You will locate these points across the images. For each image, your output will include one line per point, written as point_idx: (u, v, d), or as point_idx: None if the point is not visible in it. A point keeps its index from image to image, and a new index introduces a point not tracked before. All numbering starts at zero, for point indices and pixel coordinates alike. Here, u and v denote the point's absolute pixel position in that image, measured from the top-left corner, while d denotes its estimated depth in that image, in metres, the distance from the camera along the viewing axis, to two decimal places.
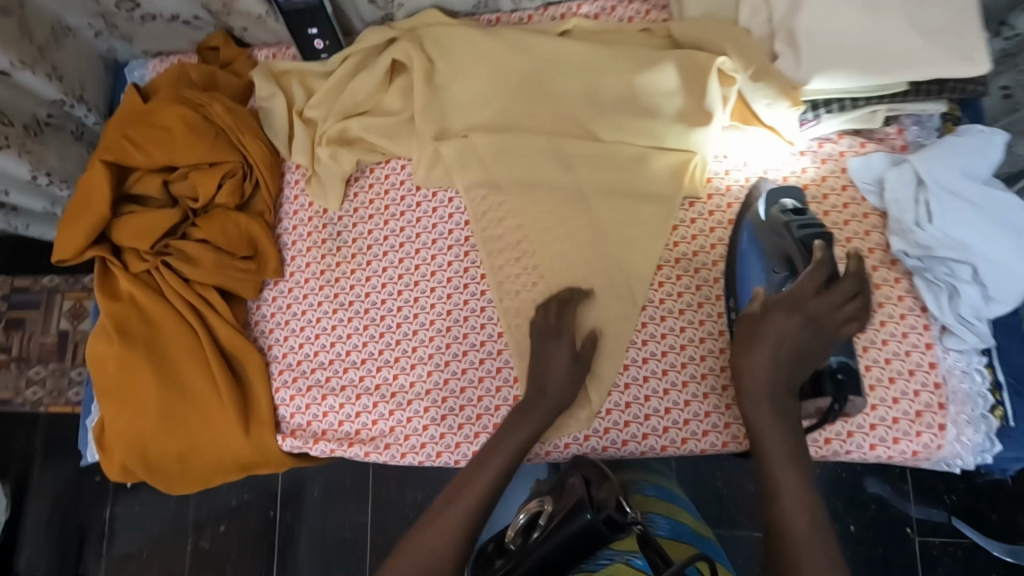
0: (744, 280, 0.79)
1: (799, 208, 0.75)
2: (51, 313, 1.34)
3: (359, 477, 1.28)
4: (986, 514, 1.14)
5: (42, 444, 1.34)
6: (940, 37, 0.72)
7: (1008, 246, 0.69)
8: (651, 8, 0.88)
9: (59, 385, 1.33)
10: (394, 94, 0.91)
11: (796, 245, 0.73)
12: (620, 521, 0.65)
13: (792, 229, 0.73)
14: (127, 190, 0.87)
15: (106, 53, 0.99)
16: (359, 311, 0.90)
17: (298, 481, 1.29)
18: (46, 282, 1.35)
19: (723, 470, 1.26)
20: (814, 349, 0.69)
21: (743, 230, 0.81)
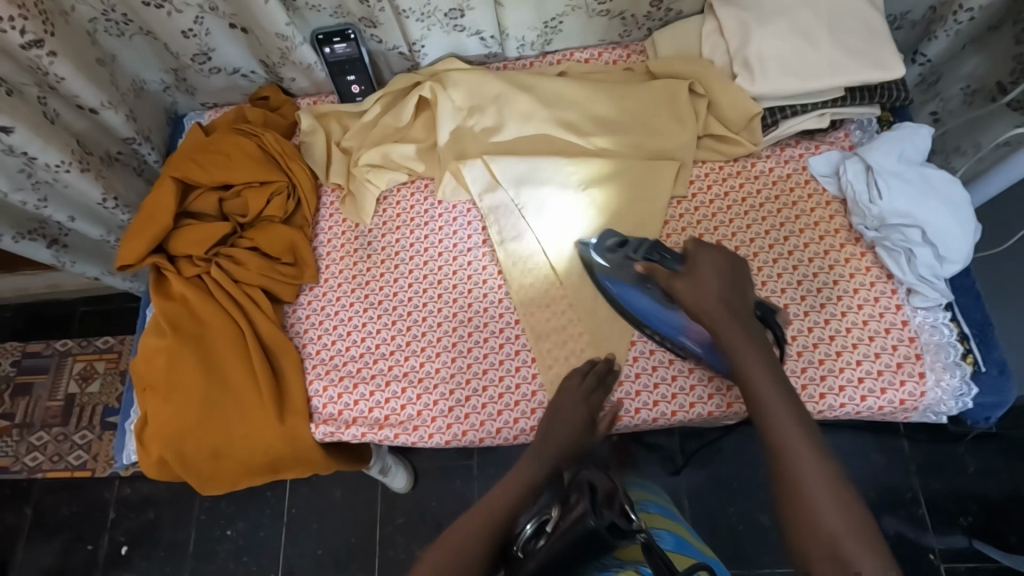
0: (644, 312, 0.91)
1: (620, 239, 0.93)
2: (62, 374, 1.62)
3: (363, 534, 1.42)
4: (1004, 535, 1.20)
5: (43, 514, 1.51)
6: (863, 55, 0.89)
7: (948, 213, 0.82)
8: (631, 53, 1.07)
9: (59, 448, 1.55)
10: (420, 126, 1.07)
11: (644, 261, 0.89)
12: (625, 528, 0.66)
13: (635, 256, 0.89)
14: (187, 208, 1.00)
15: (170, 105, 1.16)
16: (387, 309, 0.99)
17: (302, 543, 1.42)
18: (59, 347, 1.64)
19: (739, 504, 1.31)
20: (742, 303, 0.83)
21: (603, 283, 0.93)
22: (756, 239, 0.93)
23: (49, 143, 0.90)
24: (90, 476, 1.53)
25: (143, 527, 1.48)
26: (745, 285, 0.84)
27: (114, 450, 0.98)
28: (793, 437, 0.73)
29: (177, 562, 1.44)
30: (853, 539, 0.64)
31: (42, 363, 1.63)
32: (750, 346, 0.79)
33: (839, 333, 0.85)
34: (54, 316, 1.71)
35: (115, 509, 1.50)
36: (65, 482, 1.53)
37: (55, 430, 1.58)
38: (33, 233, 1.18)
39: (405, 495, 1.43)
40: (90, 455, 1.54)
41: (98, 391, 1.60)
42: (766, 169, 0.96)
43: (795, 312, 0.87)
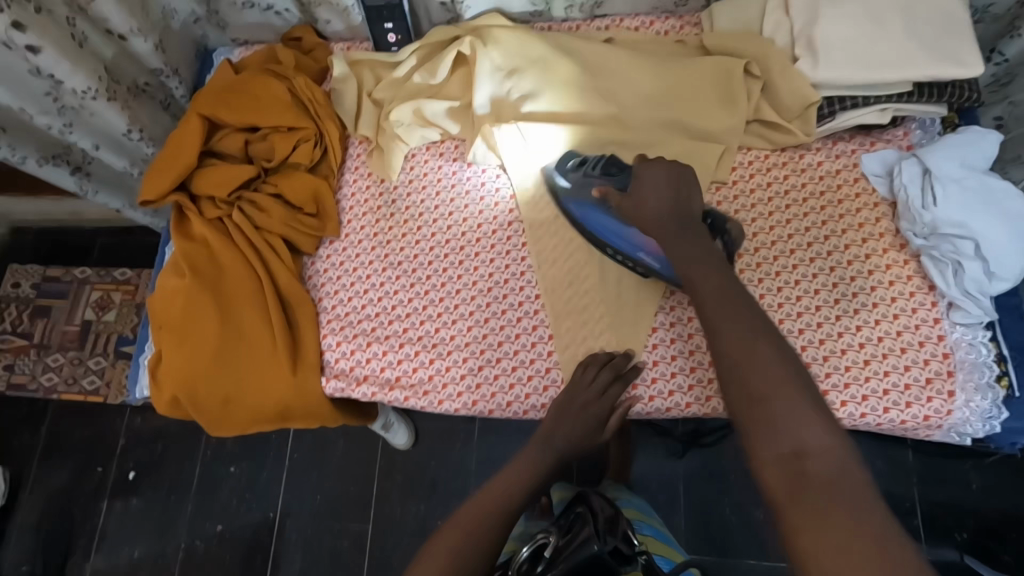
0: (603, 231, 0.91)
1: (579, 160, 0.94)
2: (79, 301, 1.64)
3: (362, 485, 1.45)
4: (999, 554, 1.19)
5: (57, 433, 1.56)
6: (938, 50, 0.83)
7: (1005, 227, 0.77)
8: (684, 24, 1.01)
9: (74, 372, 1.59)
10: (455, 84, 1.03)
11: (600, 180, 0.91)
12: (627, 553, 0.74)
13: (592, 172, 0.91)
14: (211, 147, 0.97)
15: (200, 38, 1.12)
16: (407, 270, 0.97)
17: (303, 487, 1.46)
18: (78, 274, 1.66)
19: (734, 497, 1.31)
20: (685, 206, 0.84)
21: (567, 207, 0.93)
22: (795, 234, 0.89)
23: (76, 67, 0.87)
24: (104, 403, 1.57)
25: (151, 457, 1.52)
26: (689, 194, 0.85)
27: (128, 383, 0.99)
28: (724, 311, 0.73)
29: (181, 492, 1.49)
30: (779, 391, 0.66)
31: (61, 288, 1.65)
32: (689, 244, 0.81)
33: (870, 341, 0.82)
34: (73, 243, 1.72)
35: (126, 436, 1.54)
36: (79, 406, 1.58)
37: (71, 354, 1.61)
38: (57, 158, 1.18)
39: (405, 452, 1.45)
40: (103, 382, 1.58)
41: (113, 321, 1.63)
42: (815, 163, 0.91)
43: (827, 315, 0.84)
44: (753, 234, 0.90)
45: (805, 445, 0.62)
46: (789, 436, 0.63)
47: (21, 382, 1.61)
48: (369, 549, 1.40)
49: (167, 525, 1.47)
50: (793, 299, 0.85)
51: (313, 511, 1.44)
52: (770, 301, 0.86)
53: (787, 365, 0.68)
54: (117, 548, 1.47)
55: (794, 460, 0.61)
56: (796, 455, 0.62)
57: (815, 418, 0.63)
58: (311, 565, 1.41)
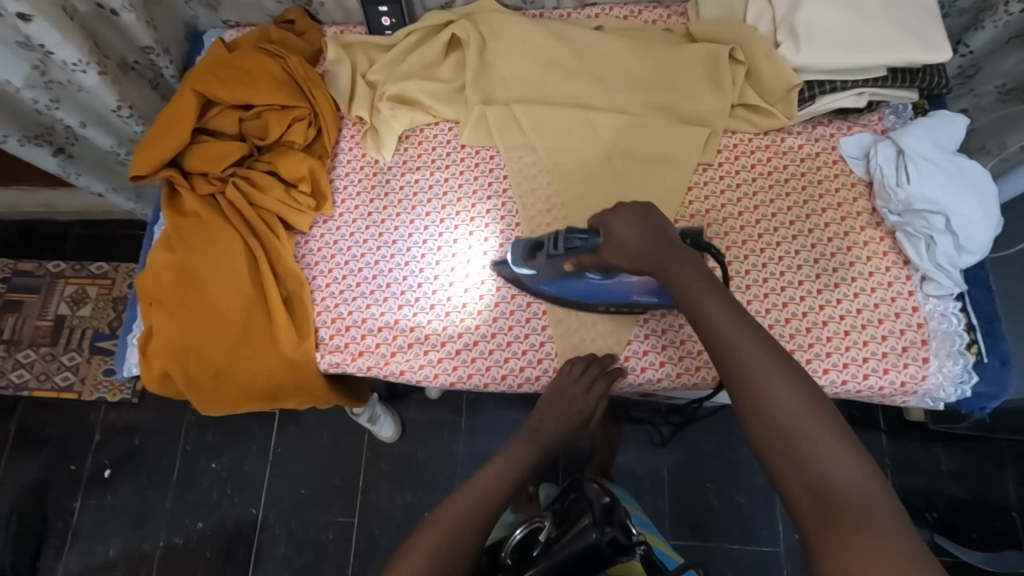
0: (588, 294, 0.89)
1: (535, 244, 0.89)
2: (53, 295, 1.60)
3: (348, 477, 1.44)
4: (967, 533, 1.24)
5: (27, 430, 1.51)
6: (911, 36, 0.88)
7: (974, 204, 0.82)
8: (671, 14, 1.04)
9: (47, 368, 1.54)
10: (449, 67, 1.04)
11: (568, 256, 0.85)
12: (624, 544, 0.74)
13: (557, 251, 0.86)
14: (204, 124, 0.96)
15: (190, 19, 1.11)
16: (401, 249, 0.98)
17: (287, 480, 1.44)
18: (52, 269, 1.62)
19: (716, 483, 1.34)
20: (667, 234, 0.78)
21: (539, 287, 0.91)
22: (778, 213, 0.93)
23: (66, 38, 0.85)
24: (78, 399, 1.53)
25: (130, 453, 1.49)
26: (664, 223, 0.79)
27: (116, 362, 0.97)
28: (738, 337, 0.67)
29: (160, 489, 1.46)
30: (806, 426, 0.61)
31: (33, 283, 1.61)
32: (688, 268, 0.74)
33: (850, 312, 0.86)
34: (45, 236, 1.67)
35: (101, 432, 1.50)
36: (52, 403, 1.53)
37: (43, 350, 1.57)
38: (39, 138, 1.16)
39: (392, 443, 1.44)
40: (78, 377, 1.54)
41: (89, 315, 1.59)
42: (796, 146, 0.96)
43: (809, 289, 0.88)
44: (738, 214, 0.94)
45: (835, 481, 0.57)
46: (818, 471, 0.58)
47: None
48: (354, 542, 1.39)
49: (145, 522, 1.44)
50: (777, 274, 0.89)
51: (298, 504, 1.42)
52: (755, 277, 0.89)
53: (806, 387, 0.63)
54: (91, 546, 1.42)
55: (819, 500, 0.57)
56: (822, 494, 0.57)
57: (844, 449, 0.59)
58: (295, 560, 1.39)
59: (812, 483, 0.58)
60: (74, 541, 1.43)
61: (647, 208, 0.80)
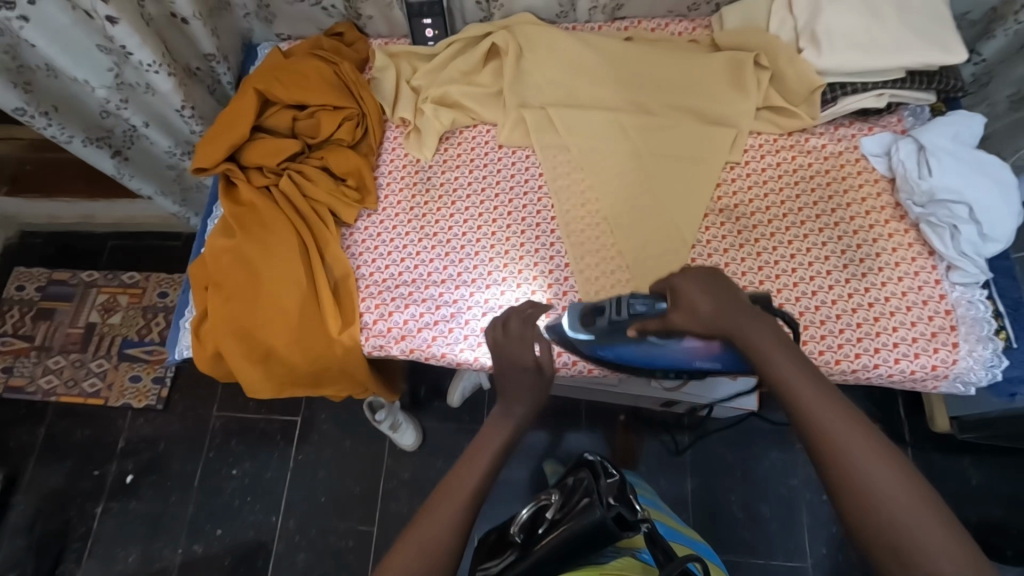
0: (648, 360, 0.89)
1: (594, 310, 0.89)
2: (85, 303, 1.66)
3: (370, 483, 1.45)
4: (1003, 550, 1.21)
5: (54, 435, 1.55)
6: (929, 40, 0.93)
7: (994, 194, 0.86)
8: (697, 26, 1.11)
9: (76, 374, 1.59)
10: (487, 73, 1.11)
11: (634, 321, 0.84)
12: (629, 521, 0.73)
13: (619, 319, 0.85)
14: (261, 122, 1.03)
15: (246, 32, 1.20)
16: (442, 240, 1.02)
17: (309, 486, 1.46)
18: (85, 278, 1.68)
19: (737, 495, 1.34)
20: (736, 295, 0.76)
21: (595, 353, 0.89)
22: (805, 208, 0.97)
23: (145, 42, 0.93)
24: (105, 405, 1.57)
25: (154, 457, 1.51)
26: (731, 285, 0.77)
27: (168, 345, 1.02)
28: (825, 414, 0.62)
29: (181, 494, 1.48)
30: (917, 522, 0.54)
31: (67, 291, 1.67)
32: (763, 331, 0.70)
33: (879, 300, 0.89)
34: (80, 247, 1.74)
35: (125, 439, 1.53)
36: (79, 408, 1.57)
37: (73, 357, 1.62)
38: (101, 141, 1.22)
39: (413, 449, 1.46)
40: (105, 384, 1.58)
41: (119, 323, 1.64)
42: (819, 145, 1.00)
43: (837, 279, 0.91)
44: (766, 208, 0.98)
45: None
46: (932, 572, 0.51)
47: (19, 385, 1.60)
48: (374, 549, 1.40)
49: (165, 528, 1.45)
50: (806, 264, 0.93)
51: (319, 510, 1.43)
52: (784, 267, 0.93)
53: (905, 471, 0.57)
54: (111, 551, 1.44)
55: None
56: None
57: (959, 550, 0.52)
58: (314, 568, 1.39)
59: None
60: (94, 546, 1.44)
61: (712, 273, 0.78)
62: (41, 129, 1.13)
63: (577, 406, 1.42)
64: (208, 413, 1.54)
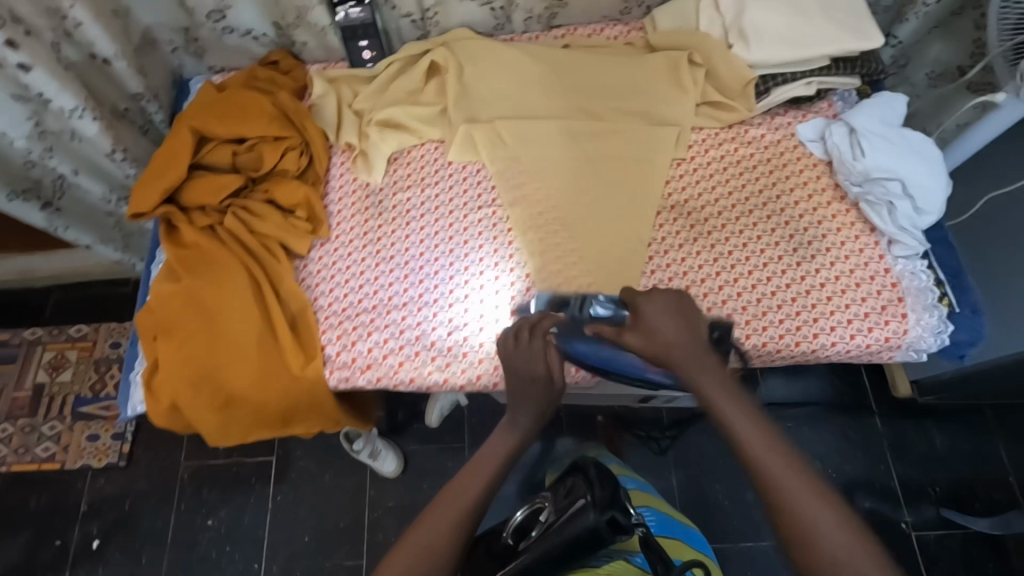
0: (605, 362, 0.88)
1: (564, 300, 0.90)
2: (31, 363, 1.56)
3: (355, 518, 1.40)
4: (969, 503, 1.27)
5: (8, 508, 1.44)
6: (848, 28, 0.98)
7: (927, 169, 0.90)
8: (631, 30, 1.13)
9: (27, 441, 1.49)
10: (430, 92, 1.10)
11: (592, 319, 0.85)
12: (624, 525, 0.70)
13: (578, 316, 0.86)
14: (199, 159, 1.00)
15: (176, 68, 1.16)
16: (400, 263, 1.00)
17: (291, 528, 1.40)
18: (28, 335, 1.58)
19: (723, 481, 1.36)
20: (695, 327, 0.74)
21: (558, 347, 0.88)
22: (751, 198, 0.99)
23: (64, 86, 0.89)
24: (61, 469, 1.47)
25: (121, 518, 1.43)
26: (695, 315, 0.75)
27: (119, 401, 0.97)
28: (774, 463, 0.60)
29: (155, 553, 1.40)
30: (864, 565, 0.54)
31: (9, 352, 1.57)
32: (712, 368, 0.69)
33: (829, 280, 0.92)
34: (19, 304, 1.64)
35: (88, 502, 1.44)
36: (34, 476, 1.47)
37: (22, 422, 1.52)
38: (27, 194, 1.15)
39: (396, 476, 1.42)
40: (60, 447, 1.49)
41: (70, 380, 1.55)
42: (758, 135, 1.03)
43: (788, 263, 0.94)
44: (715, 202, 1.00)
45: None
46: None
47: None
48: None
49: None
50: (758, 252, 0.95)
51: (304, 552, 1.38)
52: (738, 257, 0.96)
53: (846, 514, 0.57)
54: None
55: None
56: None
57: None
58: None
59: None
60: None
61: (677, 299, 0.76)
62: None
63: (557, 412, 1.42)
64: (175, 465, 1.46)
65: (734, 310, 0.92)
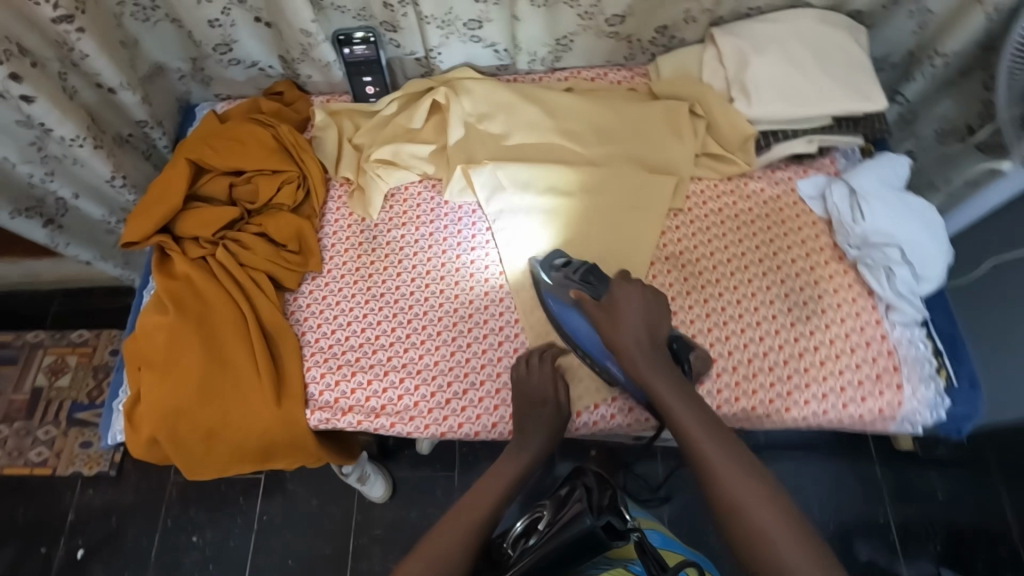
0: (576, 333, 0.93)
1: (566, 259, 0.95)
2: (31, 367, 1.56)
3: (339, 544, 1.37)
4: (973, 562, 1.20)
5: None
6: (851, 89, 0.97)
7: (927, 236, 0.88)
8: (635, 75, 1.12)
9: (22, 444, 1.48)
10: (430, 129, 1.10)
11: (578, 285, 0.91)
12: (618, 528, 0.74)
13: (573, 276, 0.91)
14: (196, 190, 1.01)
15: (183, 94, 1.17)
16: (390, 301, 1.00)
17: (275, 552, 1.38)
18: (30, 338, 1.58)
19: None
20: (655, 329, 0.88)
21: (547, 300, 0.93)
22: (748, 252, 0.98)
23: (66, 116, 0.90)
24: (54, 475, 1.46)
25: (107, 531, 1.41)
26: (657, 320, 0.89)
27: (99, 429, 0.96)
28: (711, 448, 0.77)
29: (139, 567, 1.38)
30: (783, 533, 0.69)
31: (11, 355, 1.57)
32: (666, 374, 0.84)
33: (823, 344, 0.90)
34: (24, 309, 1.65)
35: (75, 512, 1.44)
36: (26, 480, 1.47)
37: (19, 425, 1.51)
38: (31, 211, 1.17)
39: (383, 500, 1.38)
40: (54, 452, 1.48)
41: (68, 385, 1.54)
42: (758, 189, 1.02)
43: (783, 323, 0.92)
44: (711, 254, 0.99)
45: None
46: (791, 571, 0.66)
47: None
48: None
49: None
50: (751, 309, 0.93)
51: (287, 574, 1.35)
52: (731, 313, 0.94)
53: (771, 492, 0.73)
54: None
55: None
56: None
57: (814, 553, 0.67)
58: None
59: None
60: None
61: (648, 298, 0.90)
62: None
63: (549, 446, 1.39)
64: (165, 477, 1.45)
65: (725, 369, 0.90)
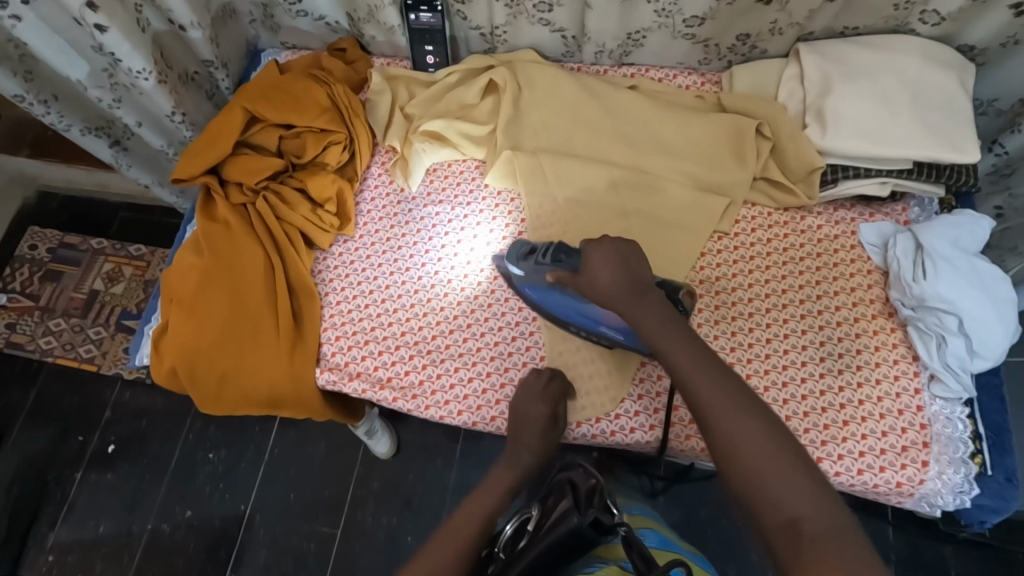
0: (564, 313, 0.91)
1: (531, 247, 0.93)
2: (91, 270, 1.65)
3: (337, 492, 1.40)
4: None
5: (40, 397, 1.54)
6: (941, 134, 0.88)
7: (988, 309, 0.80)
8: (705, 81, 1.06)
9: (74, 339, 1.57)
10: (483, 108, 1.07)
11: (551, 267, 0.89)
12: (609, 524, 0.66)
13: (543, 258, 0.89)
14: (247, 138, 1.03)
15: (251, 38, 1.19)
16: (413, 277, 1.00)
17: (278, 485, 1.41)
18: (93, 245, 1.68)
19: (738, 558, 1.22)
20: (638, 273, 0.82)
21: (524, 290, 0.93)
22: (789, 290, 0.92)
23: (136, 49, 0.93)
24: (97, 372, 1.55)
25: (133, 434, 1.49)
26: (637, 265, 0.83)
27: (130, 349, 1.03)
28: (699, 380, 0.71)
29: (155, 473, 1.44)
30: (771, 459, 0.63)
31: (75, 256, 1.67)
32: (652, 313, 0.79)
33: (851, 403, 0.84)
34: (92, 217, 1.75)
35: (111, 409, 1.52)
36: (72, 372, 1.56)
37: (73, 321, 1.61)
38: (100, 130, 1.22)
39: (386, 460, 1.41)
40: (100, 352, 1.56)
41: (121, 293, 1.63)
42: (814, 226, 0.95)
43: (812, 371, 0.86)
44: (749, 285, 0.93)
45: (800, 512, 0.59)
46: (784, 503, 0.61)
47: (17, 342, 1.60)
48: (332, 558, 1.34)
49: (143, 505, 1.42)
50: (781, 351, 0.88)
51: (286, 509, 1.39)
52: (757, 351, 0.88)
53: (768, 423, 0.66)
54: (81, 523, 1.41)
55: (792, 529, 0.59)
56: (791, 523, 0.59)
57: (812, 487, 0.61)
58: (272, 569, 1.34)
59: (784, 513, 0.60)
60: (63, 520, 1.41)
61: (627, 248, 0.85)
62: (40, 115, 1.14)
63: None
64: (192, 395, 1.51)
65: None
